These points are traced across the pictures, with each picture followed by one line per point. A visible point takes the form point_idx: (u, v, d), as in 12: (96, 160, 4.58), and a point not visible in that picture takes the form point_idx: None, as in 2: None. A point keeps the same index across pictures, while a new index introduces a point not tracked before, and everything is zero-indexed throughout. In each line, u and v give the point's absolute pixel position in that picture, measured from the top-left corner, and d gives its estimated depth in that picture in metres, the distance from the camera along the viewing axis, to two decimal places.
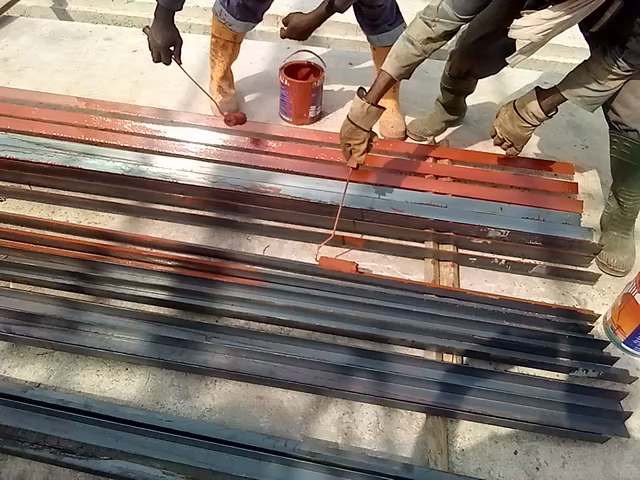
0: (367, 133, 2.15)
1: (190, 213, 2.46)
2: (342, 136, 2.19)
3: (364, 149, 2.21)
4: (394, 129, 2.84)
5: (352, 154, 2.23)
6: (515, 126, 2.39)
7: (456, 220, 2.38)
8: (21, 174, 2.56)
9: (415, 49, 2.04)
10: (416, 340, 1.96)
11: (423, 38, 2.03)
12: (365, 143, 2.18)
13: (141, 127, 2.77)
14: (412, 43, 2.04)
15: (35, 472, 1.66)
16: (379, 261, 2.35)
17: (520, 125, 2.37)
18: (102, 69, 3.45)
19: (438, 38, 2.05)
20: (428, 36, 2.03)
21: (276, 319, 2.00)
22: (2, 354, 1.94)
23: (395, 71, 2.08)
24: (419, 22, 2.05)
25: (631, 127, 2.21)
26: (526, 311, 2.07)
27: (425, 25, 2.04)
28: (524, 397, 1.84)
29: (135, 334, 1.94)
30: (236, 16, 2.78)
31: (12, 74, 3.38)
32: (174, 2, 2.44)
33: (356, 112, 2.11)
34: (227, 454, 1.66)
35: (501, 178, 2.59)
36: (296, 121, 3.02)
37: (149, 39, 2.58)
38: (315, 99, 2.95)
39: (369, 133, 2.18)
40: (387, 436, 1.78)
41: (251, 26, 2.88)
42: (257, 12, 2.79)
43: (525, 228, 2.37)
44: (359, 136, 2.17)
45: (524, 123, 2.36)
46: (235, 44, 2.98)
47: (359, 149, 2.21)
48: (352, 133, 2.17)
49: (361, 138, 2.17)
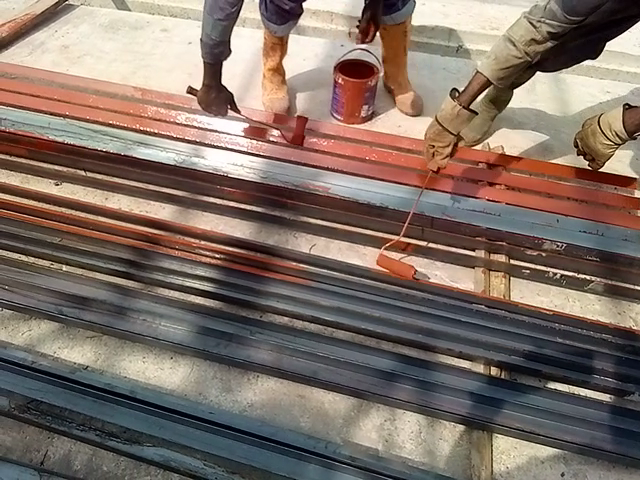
0: (454, 137, 2.32)
1: (239, 207, 2.47)
2: (427, 137, 2.37)
3: (448, 152, 2.38)
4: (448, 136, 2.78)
5: (436, 154, 2.39)
6: (597, 142, 2.56)
7: (509, 229, 2.31)
8: (78, 160, 2.63)
9: (517, 52, 2.14)
10: (464, 350, 1.91)
11: (526, 40, 2.12)
12: (450, 146, 2.35)
13: (194, 119, 2.79)
14: (514, 44, 2.14)
15: (80, 453, 1.69)
16: (427, 267, 2.30)
17: (602, 142, 2.54)
18: (158, 60, 3.50)
19: (543, 40, 2.12)
20: (532, 38, 2.12)
21: (322, 319, 1.99)
22: (53, 335, 1.99)
23: (493, 74, 2.19)
24: (523, 22, 2.12)
25: None
26: (580, 330, 1.98)
27: (530, 26, 2.11)
28: (575, 419, 1.77)
29: (182, 324, 1.96)
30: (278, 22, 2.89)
31: (72, 62, 3.47)
32: (224, 53, 2.43)
33: (446, 116, 2.26)
34: (267, 451, 1.65)
35: (556, 189, 2.51)
36: (348, 120, 3.00)
37: (204, 102, 2.60)
38: (368, 98, 2.93)
39: (455, 137, 2.34)
40: (429, 447, 1.74)
41: (293, 26, 2.98)
42: (295, 11, 2.86)
43: (582, 242, 2.28)
44: (445, 139, 2.35)
45: (606, 140, 2.53)
46: (282, 46, 3.04)
47: (442, 152, 2.39)
48: (438, 136, 2.33)
49: (446, 141, 2.34)
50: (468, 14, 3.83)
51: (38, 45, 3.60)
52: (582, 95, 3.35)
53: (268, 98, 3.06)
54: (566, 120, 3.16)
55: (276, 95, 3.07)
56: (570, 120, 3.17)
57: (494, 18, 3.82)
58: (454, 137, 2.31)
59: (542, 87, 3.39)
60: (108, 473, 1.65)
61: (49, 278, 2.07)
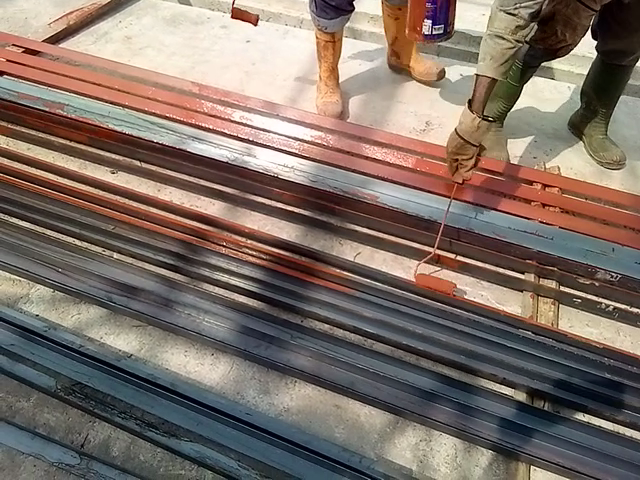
0: (475, 147, 2.17)
1: (287, 210, 2.49)
2: (449, 150, 2.23)
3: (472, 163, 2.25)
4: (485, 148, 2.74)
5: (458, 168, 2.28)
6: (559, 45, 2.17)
7: (562, 255, 2.24)
8: (134, 150, 2.69)
9: (507, 42, 1.91)
10: (507, 377, 1.87)
11: (512, 30, 1.90)
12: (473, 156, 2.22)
13: (248, 118, 2.83)
14: (502, 37, 1.91)
15: (119, 440, 1.72)
16: (473, 286, 2.26)
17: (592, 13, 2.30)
18: (215, 56, 3.55)
19: (527, 22, 1.90)
20: (516, 25, 1.89)
21: (363, 331, 1.98)
22: (100, 320, 2.04)
23: (496, 72, 1.96)
24: (502, 15, 1.90)
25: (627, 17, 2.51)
26: (632, 367, 1.89)
27: (510, 16, 1.89)
28: (620, 461, 1.69)
29: (225, 321, 1.98)
30: (328, 17, 2.85)
31: (133, 53, 3.55)
32: None
33: (465, 128, 2.10)
34: (301, 459, 1.65)
35: (615, 216, 2.43)
36: (412, 34, 2.65)
37: None
38: (434, 12, 2.56)
39: (477, 149, 2.20)
40: (464, 472, 1.71)
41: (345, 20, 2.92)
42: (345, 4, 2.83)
43: (639, 275, 2.17)
44: (468, 151, 2.21)
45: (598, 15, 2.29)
46: (335, 43, 3.00)
47: (465, 164, 2.27)
48: (460, 148, 2.20)
49: (468, 153, 2.21)
50: None
51: (102, 34, 3.71)
52: None
53: (321, 101, 3.06)
54: (627, 145, 3.06)
55: (329, 98, 3.07)
56: (631, 145, 3.06)
57: None
58: (476, 148, 2.17)
59: None
60: (144, 463, 1.68)
61: (101, 265, 2.13)
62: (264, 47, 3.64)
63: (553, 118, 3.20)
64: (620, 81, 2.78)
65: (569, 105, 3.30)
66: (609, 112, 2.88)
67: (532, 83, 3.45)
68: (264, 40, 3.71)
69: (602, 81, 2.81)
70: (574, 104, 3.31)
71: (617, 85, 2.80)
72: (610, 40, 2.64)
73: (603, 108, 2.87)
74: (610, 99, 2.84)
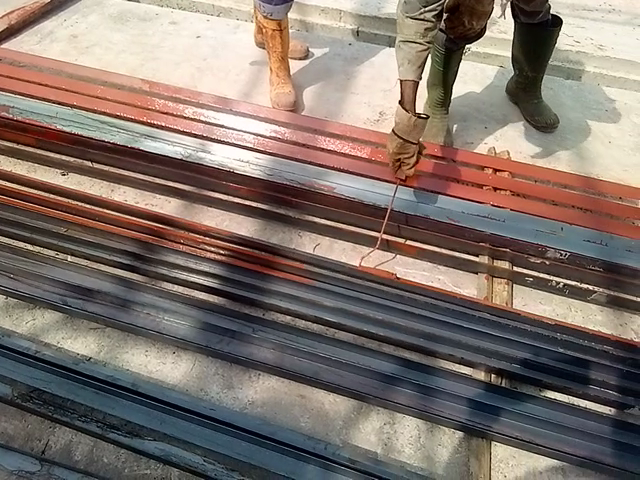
0: (415, 145, 2.09)
1: (244, 205, 2.48)
2: (390, 152, 2.12)
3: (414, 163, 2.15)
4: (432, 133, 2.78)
5: (401, 168, 2.17)
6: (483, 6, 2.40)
7: (514, 236, 2.31)
8: (84, 150, 2.63)
9: (419, 45, 2.03)
10: (465, 357, 1.92)
11: (421, 32, 2.03)
12: (415, 155, 2.13)
13: (201, 114, 2.81)
14: (415, 40, 2.03)
15: (81, 444, 1.70)
16: (430, 271, 2.31)
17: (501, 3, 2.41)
18: (166, 53, 3.50)
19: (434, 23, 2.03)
20: (425, 26, 2.02)
21: (324, 320, 1.99)
22: (56, 324, 2.00)
23: (417, 74, 2.02)
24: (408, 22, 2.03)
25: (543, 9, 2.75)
26: (583, 340, 1.97)
27: (416, 20, 2.02)
28: (573, 430, 1.77)
29: (185, 319, 1.97)
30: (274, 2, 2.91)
31: (80, 52, 3.47)
32: None
33: (402, 126, 2.03)
34: (268, 450, 1.65)
35: (563, 197, 2.53)
36: None
37: None
38: None
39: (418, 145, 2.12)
40: (428, 452, 1.74)
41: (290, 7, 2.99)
42: None
43: (586, 252, 2.27)
44: (409, 150, 2.12)
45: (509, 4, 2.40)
46: (281, 32, 3.05)
47: (408, 164, 2.15)
48: (400, 147, 2.10)
49: (410, 151, 2.11)
50: None
51: (47, 33, 3.60)
52: (589, 103, 3.37)
53: (274, 92, 3.05)
54: (573, 128, 3.17)
55: (282, 87, 3.05)
56: (577, 128, 3.17)
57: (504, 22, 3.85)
58: (416, 145, 2.09)
59: (549, 93, 3.42)
60: (108, 465, 1.66)
61: (55, 268, 2.08)
62: (215, 43, 3.61)
63: (502, 104, 3.28)
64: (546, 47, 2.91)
65: None
66: (540, 76, 3.05)
67: (481, 71, 3.53)
68: (215, 35, 3.68)
69: (528, 48, 2.95)
70: None
71: (540, 60, 2.97)
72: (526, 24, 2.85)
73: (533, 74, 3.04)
74: (539, 65, 2.99)
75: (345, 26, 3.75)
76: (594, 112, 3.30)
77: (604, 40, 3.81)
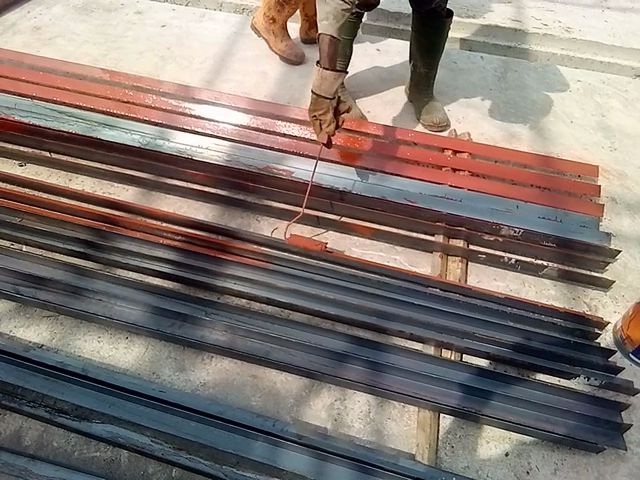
0: (329, 100, 2.17)
1: (202, 191, 2.48)
2: (309, 110, 2.22)
3: (331, 119, 2.20)
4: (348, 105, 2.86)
5: (320, 126, 2.21)
6: None
7: (469, 215, 2.34)
8: (42, 140, 2.62)
9: (345, 3, 2.06)
10: (414, 333, 1.94)
11: None
12: (330, 111, 2.19)
13: (162, 101, 2.79)
14: None
15: (31, 430, 1.71)
16: (386, 251, 2.33)
17: None
18: (130, 43, 3.47)
19: None
20: None
21: (277, 301, 2.01)
22: (9, 313, 1.99)
23: (335, 30, 2.09)
24: None
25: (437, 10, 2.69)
26: (532, 313, 2.01)
27: None
28: (520, 400, 1.79)
29: (137, 304, 1.97)
30: None
31: (42, 43, 3.43)
32: None
33: (316, 83, 2.18)
34: (216, 430, 1.67)
35: (520, 175, 2.54)
36: None
37: None
38: None
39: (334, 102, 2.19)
40: (377, 426, 1.78)
41: None
42: None
43: (540, 229, 2.31)
44: (324, 107, 2.19)
45: None
46: None
47: (327, 121, 2.19)
48: (316, 105, 2.20)
49: (324, 107, 2.18)
50: None
51: (9, 25, 3.56)
52: (554, 83, 3.38)
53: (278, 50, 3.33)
54: (535, 109, 3.18)
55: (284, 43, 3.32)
56: (539, 108, 3.19)
57: (472, 6, 3.89)
58: (330, 101, 2.17)
59: (513, 75, 3.42)
60: (58, 449, 1.67)
61: (7, 258, 2.07)
62: (180, 31, 3.59)
63: (466, 87, 3.29)
64: (436, 38, 2.78)
65: (482, 74, 3.40)
66: (432, 72, 2.93)
67: (446, 55, 3.53)
68: (180, 24, 3.65)
69: (422, 41, 2.81)
70: (486, 72, 3.42)
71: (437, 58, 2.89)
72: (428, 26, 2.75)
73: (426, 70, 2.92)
74: (431, 61, 2.88)
75: None
76: (557, 92, 3.32)
77: (571, 22, 3.82)
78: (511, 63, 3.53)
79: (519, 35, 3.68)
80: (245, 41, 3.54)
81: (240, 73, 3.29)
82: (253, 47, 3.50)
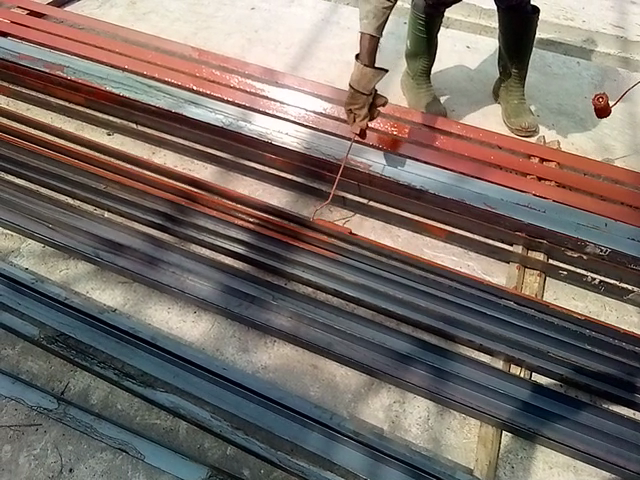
0: (366, 96, 2.12)
1: (279, 177, 2.50)
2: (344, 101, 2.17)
3: (365, 114, 2.15)
4: (419, 102, 2.81)
5: (354, 120, 2.16)
6: None
7: (552, 228, 2.22)
8: (131, 112, 2.70)
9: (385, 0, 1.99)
10: (484, 344, 1.88)
11: None
12: (366, 106, 2.14)
13: (247, 83, 2.79)
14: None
15: (98, 389, 1.77)
16: (460, 256, 2.28)
17: None
18: (219, 23, 3.51)
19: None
20: None
21: (344, 294, 1.99)
22: (87, 275, 2.08)
23: (376, 30, 2.02)
24: None
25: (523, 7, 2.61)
26: (612, 339, 1.87)
27: None
28: (591, 429, 1.70)
29: (208, 281, 2.01)
30: None
31: (137, 18, 3.53)
32: None
33: (355, 77, 2.10)
34: (273, 414, 1.68)
35: (611, 192, 2.37)
36: None
37: None
38: None
39: (370, 98, 2.14)
40: (435, 434, 1.73)
41: None
42: None
43: (629, 251, 2.16)
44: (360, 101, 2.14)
45: None
46: None
47: (361, 116, 2.16)
48: (351, 98, 2.14)
49: (361, 102, 2.13)
50: (541, 3, 3.72)
51: None
52: None
53: None
54: (633, 122, 2.98)
55: None
56: (637, 121, 2.99)
57: (572, 8, 3.70)
58: (366, 96, 2.11)
59: (611, 84, 3.22)
60: (121, 411, 1.73)
61: (90, 223, 2.16)
62: (269, 15, 3.60)
63: (559, 93, 3.13)
64: (526, 35, 2.71)
65: (577, 80, 3.22)
66: (522, 72, 2.84)
67: (539, 57, 3.35)
68: (269, 8, 3.66)
69: (511, 40, 2.74)
70: (581, 78, 3.23)
71: (526, 56, 2.80)
72: (514, 25, 2.68)
73: (516, 70, 2.83)
74: (520, 60, 2.80)
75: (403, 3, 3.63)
76: None
77: None
78: (610, 70, 3.31)
79: (621, 42, 3.47)
80: (332, 29, 3.51)
81: (324, 61, 3.27)
82: (339, 35, 3.47)
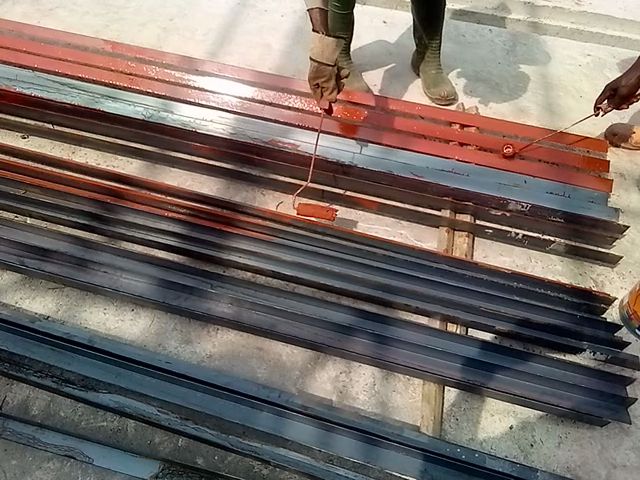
0: (331, 68, 2.19)
1: (207, 164, 2.46)
2: (310, 78, 2.24)
3: (333, 86, 2.22)
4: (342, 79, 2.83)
5: (322, 94, 2.25)
6: None
7: (477, 190, 2.32)
8: (44, 112, 2.59)
9: None
10: (420, 306, 1.94)
11: None
12: (333, 78, 2.22)
13: (165, 73, 2.72)
14: None
15: (38, 399, 1.72)
16: (392, 226, 2.33)
17: None
18: (131, 13, 3.40)
19: None
20: None
21: (282, 274, 2.00)
22: (14, 285, 2.00)
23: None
24: None
25: None
26: (539, 288, 1.99)
27: None
28: (526, 374, 1.80)
29: (142, 277, 1.97)
30: None
31: (42, 14, 3.36)
32: None
33: (317, 50, 2.17)
34: (222, 401, 1.68)
35: (529, 150, 2.49)
36: None
37: None
38: None
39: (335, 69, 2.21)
40: (382, 398, 1.79)
41: None
42: None
43: (548, 204, 2.29)
44: (326, 74, 2.21)
45: None
46: None
47: (329, 89, 2.24)
48: (317, 71, 2.21)
49: (326, 74, 2.20)
50: None
51: None
52: (563, 58, 3.31)
53: None
54: (545, 83, 3.13)
55: None
56: (549, 82, 3.14)
57: None
58: (332, 67, 2.18)
59: (522, 49, 3.35)
60: (65, 418, 1.69)
61: (11, 230, 2.06)
62: (182, 2, 3.51)
63: (475, 60, 3.23)
64: (437, 5, 2.76)
65: (491, 47, 3.33)
66: (437, 43, 2.91)
67: (453, 27, 3.45)
68: None
69: (424, 11, 2.79)
70: (494, 45, 3.35)
71: (439, 27, 2.87)
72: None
73: (431, 41, 2.90)
74: (434, 32, 2.87)
75: None
76: (567, 67, 3.25)
77: None
78: (520, 35, 3.45)
79: (528, 7, 3.62)
80: (248, 12, 3.47)
81: (244, 45, 3.23)
82: (257, 19, 3.43)
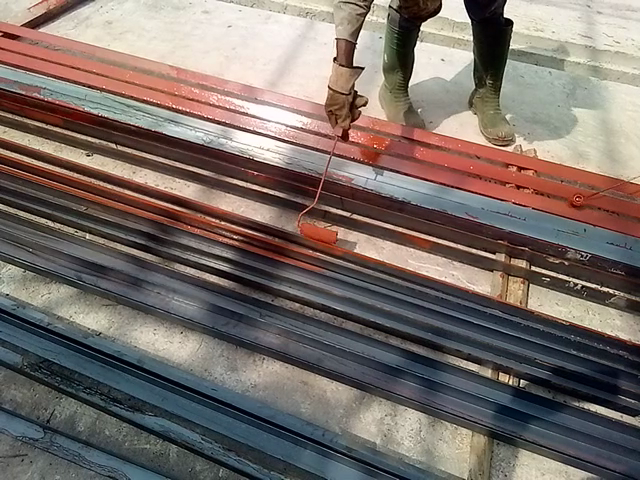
0: (346, 96, 2.08)
1: (261, 192, 2.50)
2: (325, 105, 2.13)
3: (347, 114, 2.12)
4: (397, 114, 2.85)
5: (336, 121, 2.13)
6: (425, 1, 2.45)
7: (533, 235, 2.26)
8: (110, 132, 2.68)
9: (359, 7, 2.01)
10: (472, 353, 1.89)
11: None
12: (346, 106, 2.10)
13: (226, 100, 2.79)
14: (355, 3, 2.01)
15: (84, 416, 1.74)
16: (444, 266, 2.30)
17: None
18: (197, 41, 3.52)
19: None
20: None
21: (332, 308, 1.99)
22: (70, 299, 2.04)
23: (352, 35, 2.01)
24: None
25: (496, 18, 2.68)
26: (597, 343, 1.90)
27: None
28: (580, 433, 1.71)
29: (194, 300, 1.99)
30: None
31: (113, 38, 3.52)
32: None
33: (332, 77, 2.07)
34: (264, 434, 1.66)
35: (589, 198, 2.41)
36: None
37: None
38: None
39: (350, 98, 2.10)
40: (428, 446, 1.73)
41: None
42: None
43: (609, 255, 2.20)
44: (340, 101, 2.10)
45: None
46: None
47: (343, 116, 2.12)
48: (332, 99, 2.10)
49: (340, 102, 2.09)
50: (512, 15, 3.81)
51: (83, 18, 3.67)
52: (625, 104, 3.24)
53: None
54: (605, 129, 3.06)
55: None
56: (610, 128, 3.07)
57: (541, 18, 3.81)
58: (346, 96, 2.07)
59: (582, 93, 3.30)
60: (109, 437, 1.69)
61: (71, 245, 2.13)
62: (246, 32, 3.61)
63: (533, 102, 3.20)
64: (501, 46, 2.77)
65: (550, 89, 3.29)
66: (498, 84, 2.88)
67: (513, 68, 3.43)
68: (246, 25, 3.67)
69: (486, 50, 2.79)
70: (554, 88, 3.31)
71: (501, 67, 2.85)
72: (489, 37, 2.74)
73: (492, 81, 2.88)
74: (496, 72, 2.85)
75: (376, 20, 3.56)
76: (629, 113, 3.18)
77: None
78: (581, 78, 3.40)
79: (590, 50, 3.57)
80: (308, 45, 3.55)
81: (303, 77, 3.29)
82: (316, 51, 3.50)
